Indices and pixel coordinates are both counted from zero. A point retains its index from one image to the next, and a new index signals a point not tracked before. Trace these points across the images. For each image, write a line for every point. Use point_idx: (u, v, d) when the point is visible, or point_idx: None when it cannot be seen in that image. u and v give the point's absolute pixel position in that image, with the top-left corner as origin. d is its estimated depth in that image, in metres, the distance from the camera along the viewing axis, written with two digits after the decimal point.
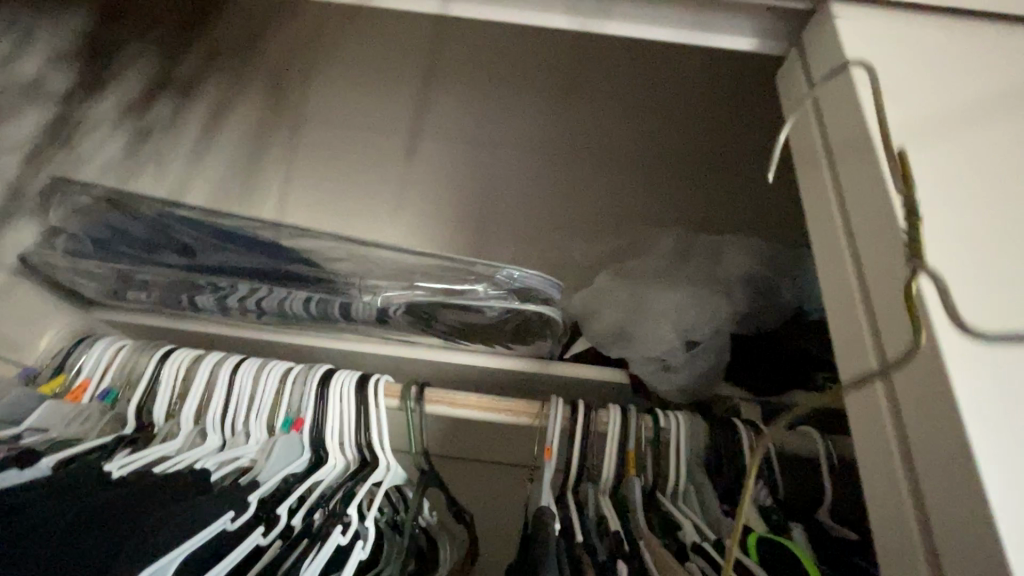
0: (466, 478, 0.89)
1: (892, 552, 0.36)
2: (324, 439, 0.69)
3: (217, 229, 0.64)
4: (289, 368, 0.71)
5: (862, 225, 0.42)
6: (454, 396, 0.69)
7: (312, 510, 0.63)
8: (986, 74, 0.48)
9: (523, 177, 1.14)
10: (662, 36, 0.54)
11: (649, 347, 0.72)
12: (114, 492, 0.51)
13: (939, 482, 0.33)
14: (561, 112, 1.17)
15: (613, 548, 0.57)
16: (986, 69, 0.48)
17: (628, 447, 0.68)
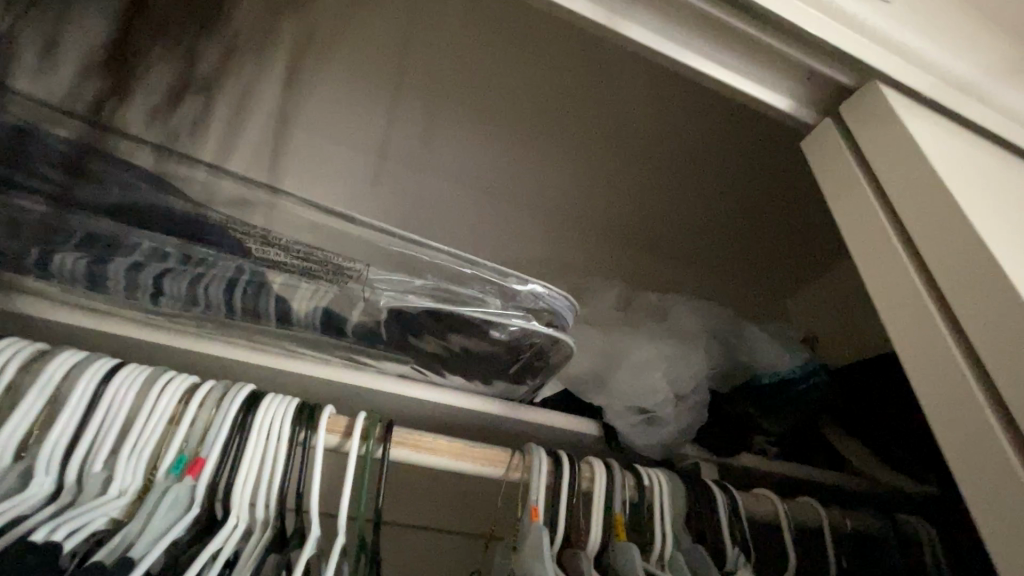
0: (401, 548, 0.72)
1: None
2: (235, 488, 0.48)
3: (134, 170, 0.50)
4: (193, 385, 0.50)
5: (940, 275, 0.42)
6: (422, 437, 0.56)
7: None
8: (1005, 162, 0.53)
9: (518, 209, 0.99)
10: (721, 71, 0.53)
11: (634, 395, 0.67)
12: None
13: None
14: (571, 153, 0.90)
15: None
16: (1003, 158, 0.53)
17: (615, 510, 0.61)
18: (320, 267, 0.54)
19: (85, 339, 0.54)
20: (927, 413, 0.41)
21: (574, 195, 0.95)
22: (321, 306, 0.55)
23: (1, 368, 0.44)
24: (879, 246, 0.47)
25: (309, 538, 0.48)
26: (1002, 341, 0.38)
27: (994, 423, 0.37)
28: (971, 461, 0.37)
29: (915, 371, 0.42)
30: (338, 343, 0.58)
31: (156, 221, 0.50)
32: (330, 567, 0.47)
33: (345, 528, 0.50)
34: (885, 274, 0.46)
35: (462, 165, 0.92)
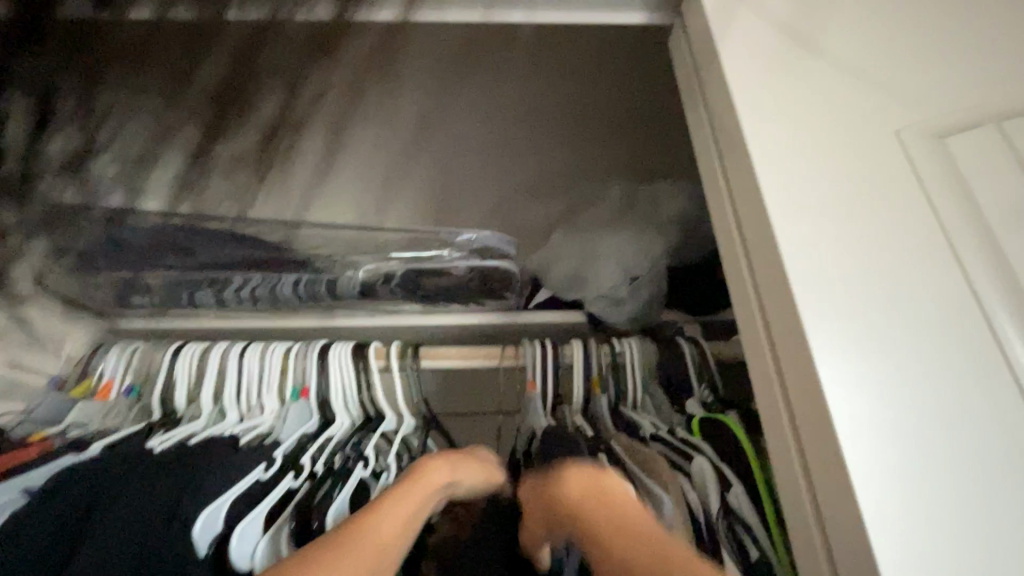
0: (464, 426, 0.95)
1: (759, 392, 0.49)
2: (331, 399, 0.78)
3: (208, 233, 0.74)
4: (289, 347, 0.81)
5: (728, 154, 0.53)
6: (440, 351, 0.81)
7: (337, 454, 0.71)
8: (840, 24, 0.55)
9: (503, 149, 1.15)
10: (569, 16, 0.63)
11: (599, 286, 0.84)
12: (154, 464, 0.60)
13: (775, 328, 0.46)
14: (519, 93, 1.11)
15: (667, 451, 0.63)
16: (837, 18, 0.56)
17: (592, 373, 0.80)
18: (311, 258, 0.77)
19: (223, 332, 0.87)
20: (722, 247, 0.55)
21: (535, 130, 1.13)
22: (355, 283, 0.79)
23: (190, 358, 0.78)
24: (708, 148, 0.57)
25: (387, 419, 0.77)
26: (755, 202, 0.48)
27: (751, 264, 0.50)
28: (740, 296, 0.51)
29: (719, 215, 0.55)
30: (371, 302, 0.81)
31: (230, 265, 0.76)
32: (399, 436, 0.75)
33: (407, 412, 0.78)
34: (708, 168, 0.57)
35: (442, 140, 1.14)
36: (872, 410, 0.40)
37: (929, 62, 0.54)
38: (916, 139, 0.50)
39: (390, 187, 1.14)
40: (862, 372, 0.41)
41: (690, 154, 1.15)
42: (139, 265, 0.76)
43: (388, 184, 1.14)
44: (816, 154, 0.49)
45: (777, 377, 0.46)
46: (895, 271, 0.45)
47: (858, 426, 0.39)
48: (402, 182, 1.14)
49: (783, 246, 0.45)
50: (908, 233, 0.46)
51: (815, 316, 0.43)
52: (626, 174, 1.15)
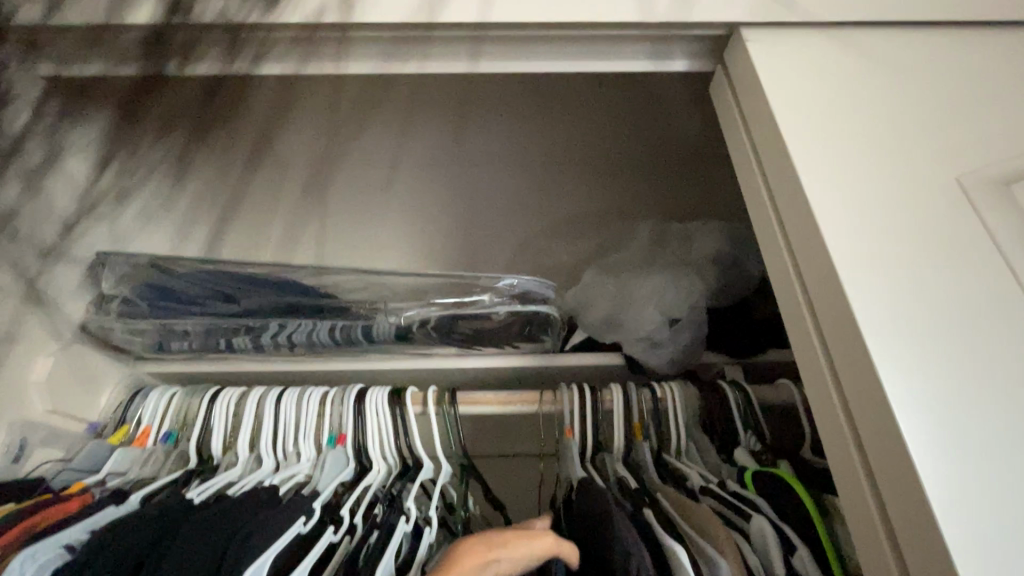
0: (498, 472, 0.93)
1: (828, 451, 0.46)
2: (368, 446, 0.76)
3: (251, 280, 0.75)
4: (325, 392, 0.80)
5: (783, 203, 0.52)
6: (477, 395, 0.80)
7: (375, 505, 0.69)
8: (889, 71, 0.55)
9: (531, 189, 1.15)
10: (611, 66, 0.63)
11: (638, 328, 0.82)
12: (195, 517, 0.59)
13: (846, 384, 0.44)
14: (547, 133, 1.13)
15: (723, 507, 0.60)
16: (884, 65, 0.56)
17: (633, 419, 0.77)
18: (352, 304, 0.78)
19: (258, 377, 0.86)
20: (779, 297, 0.53)
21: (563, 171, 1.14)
22: (392, 327, 0.78)
23: (227, 404, 0.78)
24: (758, 195, 0.56)
25: (425, 467, 0.75)
26: (817, 253, 0.47)
27: (814, 317, 0.48)
28: (802, 349, 0.50)
29: (773, 263, 0.54)
30: (408, 346, 0.81)
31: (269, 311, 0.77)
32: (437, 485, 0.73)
33: (444, 459, 0.76)
34: (760, 215, 0.56)
35: (471, 180, 1.16)
36: (967, 483, 0.37)
37: (984, 108, 0.53)
38: (981, 187, 0.49)
39: (419, 227, 1.14)
40: (952, 438, 0.39)
41: (719, 191, 1.14)
42: (181, 311, 0.76)
43: (417, 224, 1.14)
44: (876, 204, 0.48)
45: (851, 437, 0.44)
46: (974, 326, 0.43)
47: (955, 501, 0.37)
48: (431, 222, 1.15)
49: (851, 301, 0.44)
50: (982, 286, 0.44)
51: (893, 375, 0.41)
52: (655, 211, 1.15)
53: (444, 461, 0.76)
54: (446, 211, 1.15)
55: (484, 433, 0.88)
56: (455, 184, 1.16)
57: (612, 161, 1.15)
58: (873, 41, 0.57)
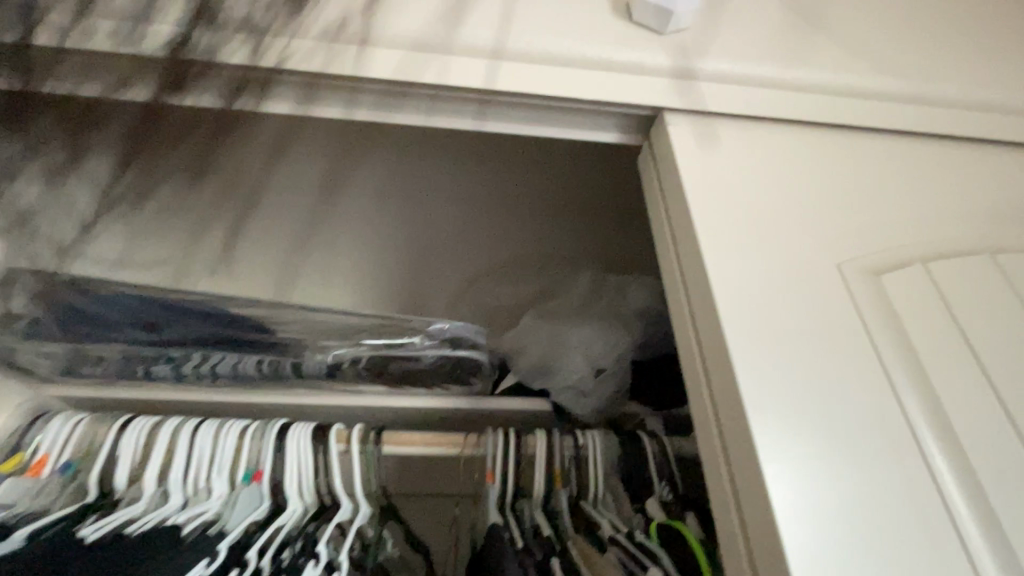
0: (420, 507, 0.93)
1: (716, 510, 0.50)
2: (285, 485, 0.74)
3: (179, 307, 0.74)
4: (245, 425, 0.78)
5: (690, 272, 0.57)
6: (403, 436, 0.80)
7: (286, 548, 0.68)
8: (786, 161, 0.63)
9: (476, 229, 1.19)
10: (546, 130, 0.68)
11: (564, 376, 0.86)
12: (84, 558, 0.56)
13: (732, 447, 0.48)
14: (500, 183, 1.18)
15: (626, 560, 0.63)
16: (782, 156, 0.63)
17: (555, 466, 0.79)
18: (284, 340, 0.79)
19: (175, 405, 0.83)
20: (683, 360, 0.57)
21: (508, 217, 1.19)
22: (324, 363, 0.79)
23: (137, 435, 0.74)
24: (670, 262, 0.61)
25: (343, 508, 0.74)
26: (714, 323, 0.52)
27: (709, 381, 0.52)
28: (700, 410, 0.53)
29: (679, 327, 0.58)
30: (336, 383, 0.82)
31: (194, 341, 0.77)
32: (355, 527, 0.72)
33: (365, 500, 0.75)
34: (671, 281, 0.61)
35: (419, 216, 1.17)
36: (823, 548, 0.42)
37: (862, 205, 0.60)
38: (855, 274, 0.55)
39: (365, 260, 1.16)
40: (814, 506, 0.43)
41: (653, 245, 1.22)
42: (98, 337, 0.74)
43: (364, 257, 1.16)
44: (765, 284, 0.53)
45: (734, 498, 0.47)
46: (837, 402, 0.48)
47: (812, 566, 0.41)
48: (377, 256, 1.16)
49: (738, 372, 0.48)
50: (849, 363, 0.50)
51: (769, 444, 0.45)
52: (593, 260, 1.21)
53: (363, 502, 0.75)
54: (393, 246, 1.17)
55: (409, 475, 0.87)
56: (404, 220, 1.17)
57: (555, 210, 1.20)
58: (774, 135, 0.64)
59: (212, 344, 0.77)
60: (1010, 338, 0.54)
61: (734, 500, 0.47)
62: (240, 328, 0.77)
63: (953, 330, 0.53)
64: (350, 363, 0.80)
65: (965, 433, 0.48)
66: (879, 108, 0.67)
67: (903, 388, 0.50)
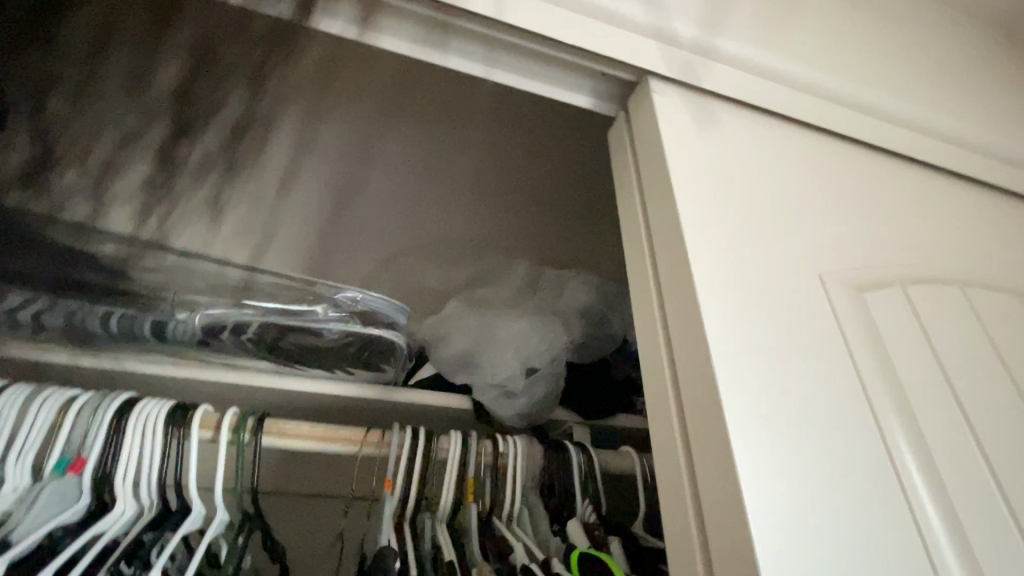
0: (300, 515, 0.78)
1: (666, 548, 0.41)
2: (115, 479, 0.57)
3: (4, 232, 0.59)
4: (71, 397, 0.59)
5: (664, 262, 0.48)
6: (288, 427, 0.65)
7: (101, 565, 0.51)
8: (774, 157, 0.56)
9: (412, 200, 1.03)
10: (509, 78, 0.57)
11: (492, 372, 0.75)
12: None
13: (698, 474, 0.39)
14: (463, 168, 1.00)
15: None
16: (770, 151, 0.56)
17: (467, 475, 0.68)
18: (147, 288, 0.65)
19: None
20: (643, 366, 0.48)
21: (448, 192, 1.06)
22: (194, 324, 0.64)
23: None
24: (639, 251, 0.52)
25: (192, 513, 0.58)
26: (692, 323, 0.43)
27: (675, 390, 0.43)
28: (660, 426, 0.44)
29: (644, 326, 0.49)
30: (209, 352, 0.65)
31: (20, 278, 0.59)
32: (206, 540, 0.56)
33: (224, 507, 0.59)
34: (639, 273, 0.52)
35: (343, 174, 0.97)
36: None
37: (846, 218, 0.55)
38: (840, 289, 0.49)
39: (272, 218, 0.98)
40: (800, 554, 0.35)
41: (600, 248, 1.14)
42: None
43: None
44: (750, 287, 0.46)
45: (694, 535, 0.38)
46: (825, 435, 0.40)
47: None
48: (288, 214, 0.99)
49: (718, 383, 0.40)
50: (835, 385, 0.43)
51: (752, 474, 0.36)
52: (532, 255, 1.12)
53: (221, 507, 0.59)
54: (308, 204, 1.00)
55: (286, 473, 0.73)
56: (326, 176, 0.97)
57: None
58: (762, 127, 0.58)
59: (41, 282, 0.60)
60: (982, 378, 0.49)
61: (694, 538, 0.38)
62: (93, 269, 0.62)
63: (933, 362, 0.48)
64: (229, 331, 0.64)
65: (948, 479, 0.42)
66: (863, 122, 0.63)
67: (890, 422, 0.43)
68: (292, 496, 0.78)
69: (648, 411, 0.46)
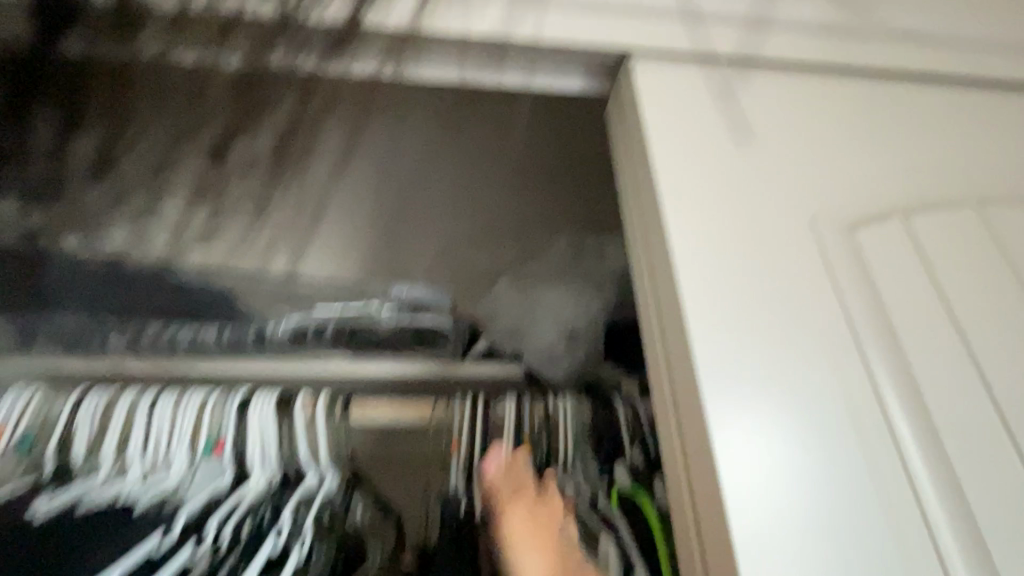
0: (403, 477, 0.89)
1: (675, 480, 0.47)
2: (247, 456, 0.73)
3: None
4: (203, 398, 0.75)
5: (653, 226, 0.54)
6: (369, 403, 0.78)
7: (249, 518, 0.67)
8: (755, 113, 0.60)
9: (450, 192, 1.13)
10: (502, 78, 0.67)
11: (535, 340, 0.84)
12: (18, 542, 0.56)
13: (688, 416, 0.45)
14: (482, 149, 1.08)
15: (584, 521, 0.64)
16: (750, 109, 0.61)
17: (523, 432, 0.77)
18: None
19: (134, 379, 0.80)
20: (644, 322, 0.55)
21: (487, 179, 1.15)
22: (285, 332, 0.80)
23: (94, 406, 0.72)
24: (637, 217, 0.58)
25: (307, 477, 0.73)
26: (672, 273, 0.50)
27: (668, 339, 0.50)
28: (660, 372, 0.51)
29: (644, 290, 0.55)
30: (299, 348, 0.80)
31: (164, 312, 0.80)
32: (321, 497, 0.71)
33: (332, 470, 0.74)
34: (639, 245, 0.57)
35: (370, 177, 1.10)
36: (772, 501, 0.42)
37: (833, 159, 0.58)
38: (827, 229, 0.53)
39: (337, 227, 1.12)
40: (765, 461, 0.44)
41: None
42: (70, 309, 0.79)
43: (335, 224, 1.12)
44: (732, 239, 0.51)
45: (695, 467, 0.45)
46: (801, 365, 0.47)
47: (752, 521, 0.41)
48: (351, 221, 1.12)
49: (693, 330, 0.47)
50: (818, 320, 0.49)
51: (723, 400, 0.45)
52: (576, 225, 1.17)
53: (331, 470, 0.74)
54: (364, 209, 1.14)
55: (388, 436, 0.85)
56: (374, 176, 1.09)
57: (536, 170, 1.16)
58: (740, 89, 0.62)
59: (174, 310, 0.79)
60: (968, 282, 0.52)
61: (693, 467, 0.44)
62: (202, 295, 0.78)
63: (926, 290, 0.51)
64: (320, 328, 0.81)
65: (930, 397, 0.47)
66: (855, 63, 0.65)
67: (872, 349, 0.49)
68: (395, 460, 0.89)
69: (652, 363, 0.52)
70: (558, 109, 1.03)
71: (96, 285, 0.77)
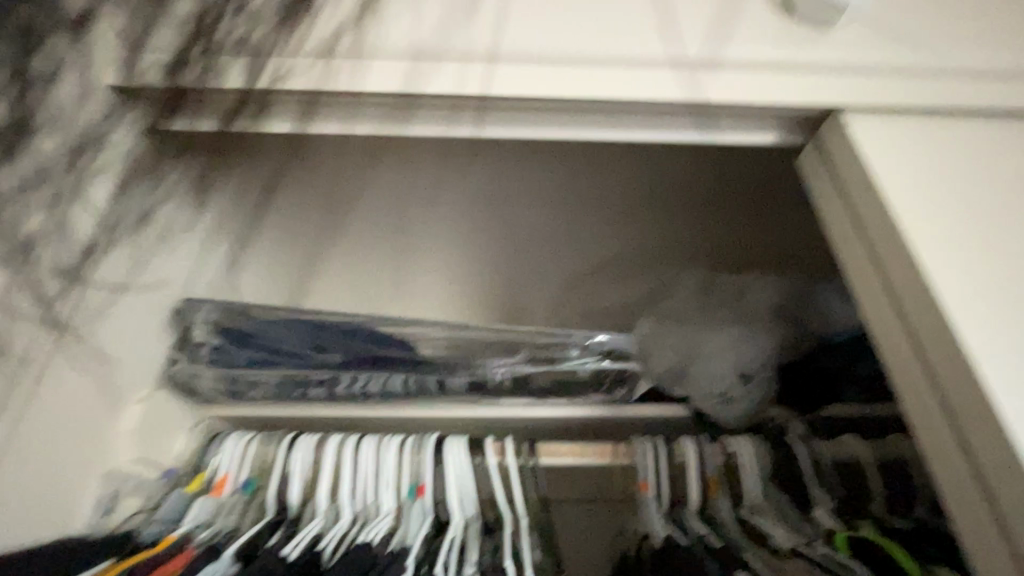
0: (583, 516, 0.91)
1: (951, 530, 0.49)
2: (447, 498, 0.76)
3: (340, 330, 0.79)
4: (403, 441, 0.80)
5: (892, 271, 0.55)
6: (554, 447, 0.80)
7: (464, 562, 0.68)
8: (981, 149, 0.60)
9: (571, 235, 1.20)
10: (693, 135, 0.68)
11: (708, 382, 0.85)
12: None
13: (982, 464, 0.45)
14: (604, 187, 1.18)
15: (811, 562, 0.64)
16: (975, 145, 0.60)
17: (708, 474, 0.79)
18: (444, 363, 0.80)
19: (327, 423, 0.86)
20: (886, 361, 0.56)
21: (611, 218, 1.20)
22: (467, 381, 0.80)
23: (306, 452, 0.77)
24: (859, 261, 0.60)
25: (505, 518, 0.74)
26: (928, 312, 0.51)
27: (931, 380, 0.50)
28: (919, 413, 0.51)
29: (881, 333, 0.56)
30: (481, 396, 0.82)
31: (354, 361, 0.79)
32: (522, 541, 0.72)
33: (524, 515, 0.75)
34: (872, 292, 0.58)
35: (493, 222, 1.19)
36: None
37: None
38: None
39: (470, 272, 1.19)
40: None
41: (778, 240, 1.19)
42: (263, 361, 0.78)
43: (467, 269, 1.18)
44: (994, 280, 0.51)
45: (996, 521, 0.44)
46: None
47: None
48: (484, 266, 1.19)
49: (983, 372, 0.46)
50: None
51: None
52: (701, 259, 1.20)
53: (523, 513, 0.75)
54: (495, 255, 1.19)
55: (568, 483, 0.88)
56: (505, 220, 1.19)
57: (661, 206, 1.19)
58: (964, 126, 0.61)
59: (365, 358, 0.79)
60: None
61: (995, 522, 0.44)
62: (392, 345, 0.80)
63: None
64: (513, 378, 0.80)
65: None
66: None
67: None
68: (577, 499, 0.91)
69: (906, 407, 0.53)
70: (672, 154, 1.14)
71: (298, 335, 0.79)
